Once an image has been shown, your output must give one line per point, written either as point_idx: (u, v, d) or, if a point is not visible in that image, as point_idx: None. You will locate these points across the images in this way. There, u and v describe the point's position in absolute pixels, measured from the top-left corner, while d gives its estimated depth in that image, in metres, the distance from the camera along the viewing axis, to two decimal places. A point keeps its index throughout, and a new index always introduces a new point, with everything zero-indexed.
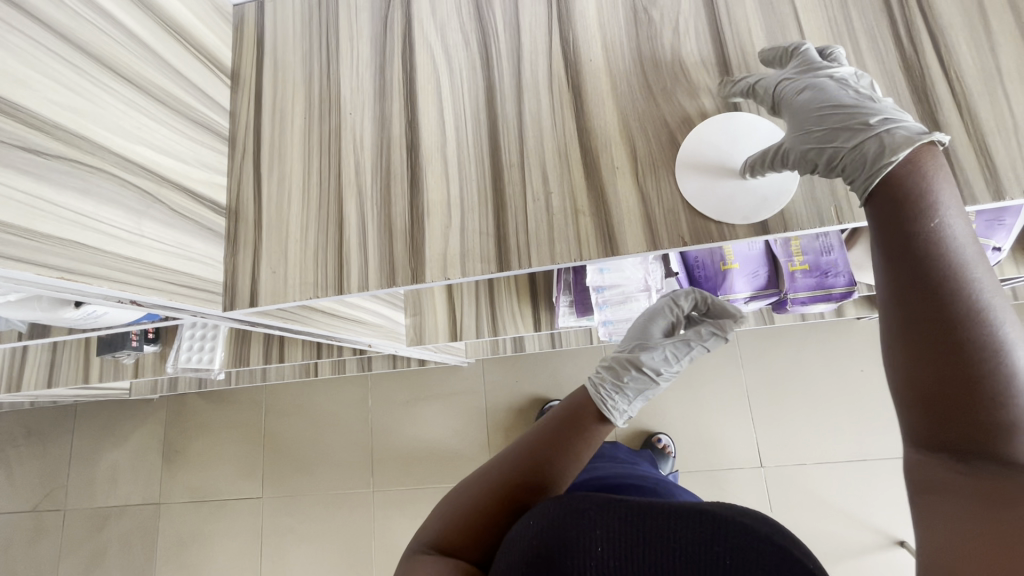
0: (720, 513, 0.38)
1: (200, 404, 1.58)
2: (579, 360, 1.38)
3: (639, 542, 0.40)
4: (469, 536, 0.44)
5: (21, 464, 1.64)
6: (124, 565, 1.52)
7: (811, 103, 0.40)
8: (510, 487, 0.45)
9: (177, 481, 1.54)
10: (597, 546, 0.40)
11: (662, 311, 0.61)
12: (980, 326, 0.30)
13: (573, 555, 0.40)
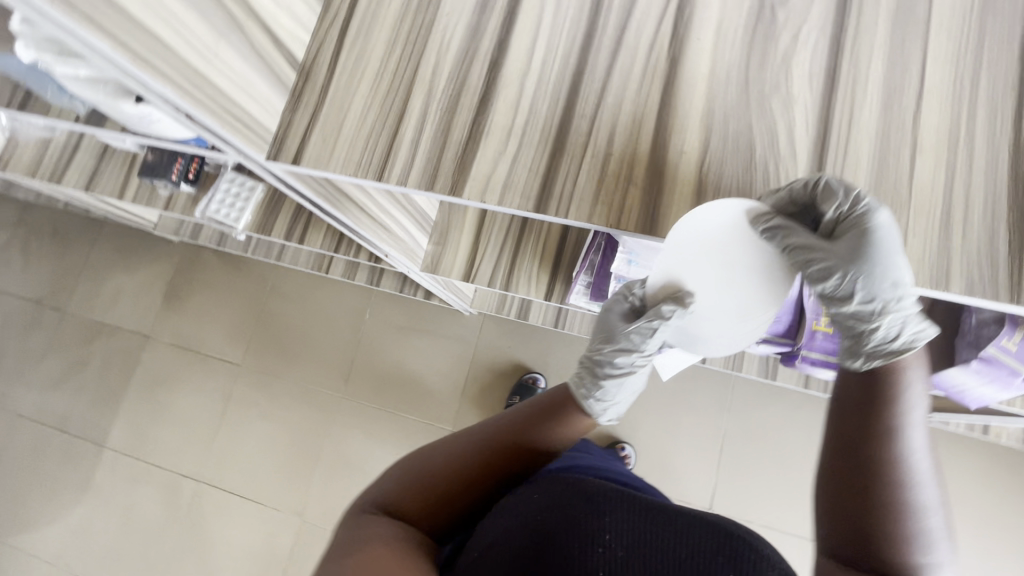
0: (730, 529, 0.39)
1: (213, 261, 1.62)
2: (576, 348, 1.38)
3: (648, 539, 0.39)
4: (422, 502, 0.46)
5: (40, 256, 1.72)
6: (99, 380, 1.59)
7: (870, 253, 0.41)
8: (474, 466, 0.47)
9: (171, 323, 1.60)
10: (605, 536, 0.39)
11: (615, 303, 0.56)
12: (897, 474, 0.41)
13: (580, 535, 0.38)
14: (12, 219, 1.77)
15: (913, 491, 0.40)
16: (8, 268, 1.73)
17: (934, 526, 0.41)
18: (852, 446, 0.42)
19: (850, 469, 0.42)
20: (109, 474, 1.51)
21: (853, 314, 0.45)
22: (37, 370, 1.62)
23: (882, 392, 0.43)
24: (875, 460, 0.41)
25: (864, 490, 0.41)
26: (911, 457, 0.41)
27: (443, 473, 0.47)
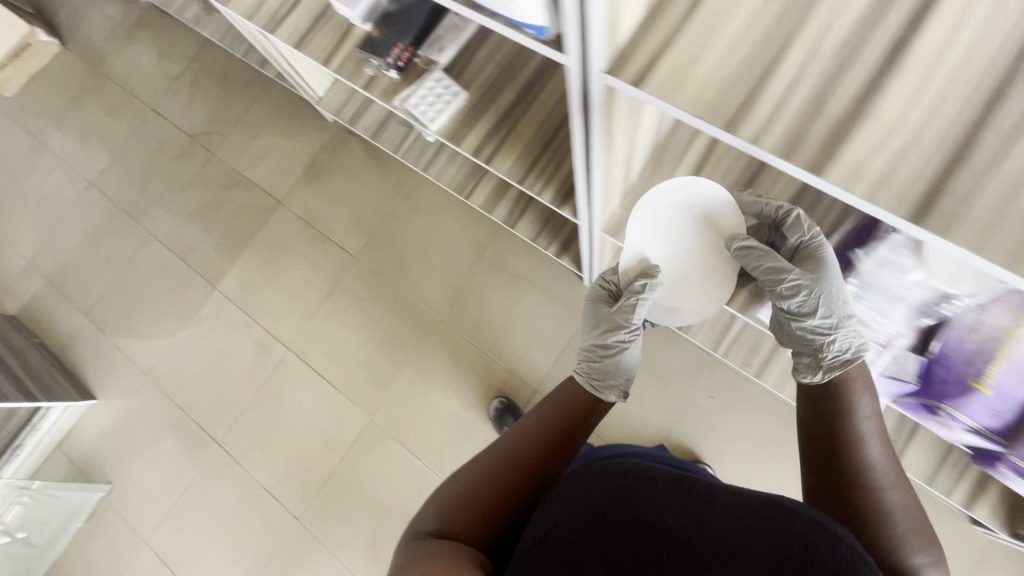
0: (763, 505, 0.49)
1: (359, 151, 1.64)
2: (686, 355, 1.34)
3: (681, 485, 0.51)
4: (463, 523, 0.68)
5: (205, 96, 1.80)
6: (227, 227, 1.67)
7: (824, 274, 0.72)
8: (493, 475, 0.72)
9: (304, 196, 1.64)
10: (646, 477, 0.52)
11: (598, 302, 0.92)
12: (860, 475, 0.63)
13: (630, 478, 0.52)
14: (189, 52, 1.85)
15: (877, 486, 0.62)
16: (174, 97, 1.82)
17: (900, 508, 0.62)
18: (829, 468, 0.64)
19: (831, 484, 0.64)
20: (212, 315, 1.60)
21: (793, 317, 0.75)
22: (176, 199, 1.72)
23: (841, 420, 0.66)
24: (845, 472, 0.63)
25: (851, 496, 0.62)
26: (872, 464, 0.63)
27: (478, 489, 0.71)
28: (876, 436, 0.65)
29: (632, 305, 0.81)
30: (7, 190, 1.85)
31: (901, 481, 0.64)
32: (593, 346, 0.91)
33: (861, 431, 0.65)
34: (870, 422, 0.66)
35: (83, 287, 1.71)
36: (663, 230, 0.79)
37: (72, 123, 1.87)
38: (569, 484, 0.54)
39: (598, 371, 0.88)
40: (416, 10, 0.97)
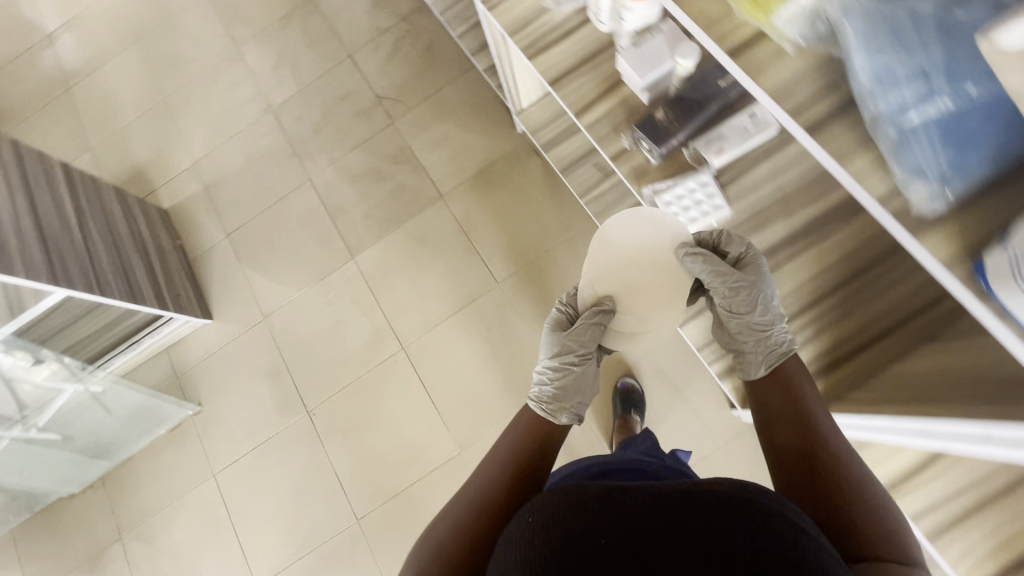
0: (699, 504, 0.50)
1: (538, 174, 1.55)
2: None
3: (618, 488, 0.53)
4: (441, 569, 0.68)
5: (404, 60, 1.74)
6: (383, 201, 1.63)
7: (761, 281, 0.79)
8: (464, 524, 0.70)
9: (466, 200, 1.58)
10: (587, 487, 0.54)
11: (551, 322, 0.94)
12: (827, 484, 0.62)
13: (577, 491, 0.54)
14: (402, 10, 1.79)
15: (848, 492, 0.61)
16: (375, 51, 1.78)
17: (872, 507, 0.60)
18: (791, 476, 0.65)
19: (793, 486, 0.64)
20: (342, 283, 1.59)
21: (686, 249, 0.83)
22: (343, 154, 1.70)
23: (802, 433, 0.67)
24: (808, 472, 0.64)
25: (811, 491, 0.62)
26: (836, 468, 0.63)
27: (452, 544, 0.69)
28: (834, 442, 0.65)
29: (587, 327, 0.85)
30: (196, 87, 1.90)
31: (863, 471, 0.63)
32: (549, 369, 0.90)
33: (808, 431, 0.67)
34: (823, 424, 0.67)
35: (233, 207, 1.74)
36: (623, 257, 0.82)
37: (272, 43, 1.88)
38: (528, 507, 0.55)
39: (558, 392, 0.87)
40: (712, 101, 0.85)
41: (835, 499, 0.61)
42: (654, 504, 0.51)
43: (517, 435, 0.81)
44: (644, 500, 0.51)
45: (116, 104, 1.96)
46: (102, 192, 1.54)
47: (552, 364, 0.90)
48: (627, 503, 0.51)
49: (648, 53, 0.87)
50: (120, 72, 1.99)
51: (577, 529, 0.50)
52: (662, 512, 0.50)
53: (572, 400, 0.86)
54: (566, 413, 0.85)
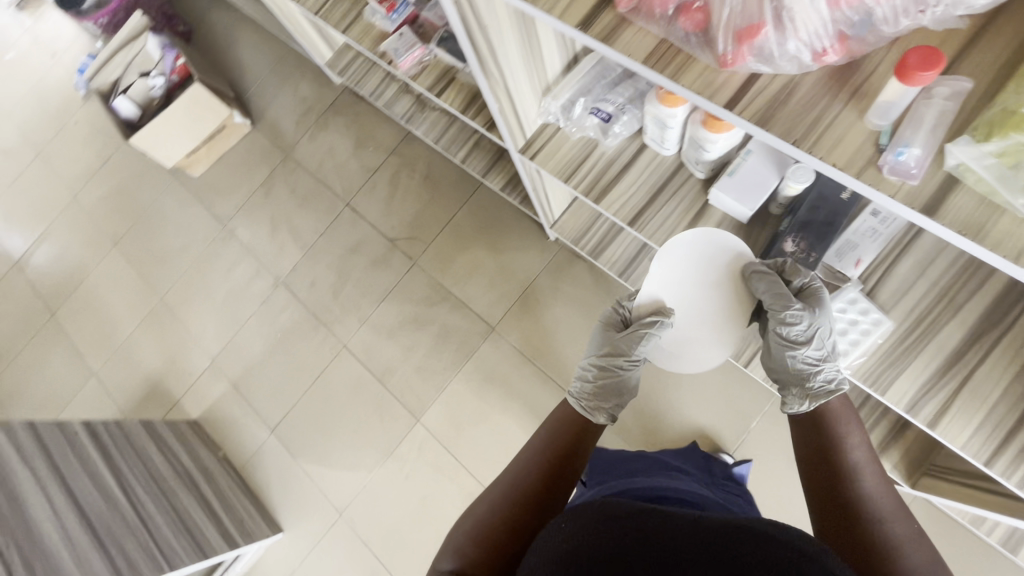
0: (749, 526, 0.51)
1: (587, 278, 1.46)
2: None
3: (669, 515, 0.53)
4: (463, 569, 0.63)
5: (406, 195, 1.66)
6: (431, 349, 1.51)
7: (820, 316, 0.73)
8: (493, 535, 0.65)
9: (520, 325, 1.47)
10: (644, 509, 0.54)
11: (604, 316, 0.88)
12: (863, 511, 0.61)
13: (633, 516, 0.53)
14: (388, 144, 1.72)
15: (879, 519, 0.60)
16: (372, 194, 1.69)
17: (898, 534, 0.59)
18: (826, 498, 0.64)
19: (831, 508, 0.63)
20: (415, 451, 1.45)
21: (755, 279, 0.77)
22: (373, 309, 1.59)
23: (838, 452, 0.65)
24: (844, 502, 0.62)
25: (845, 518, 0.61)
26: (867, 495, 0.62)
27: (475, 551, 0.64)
28: (870, 467, 0.64)
29: (638, 334, 0.80)
30: (193, 278, 1.78)
31: (901, 510, 0.61)
32: (591, 364, 0.86)
33: (852, 460, 0.64)
34: (865, 456, 0.65)
35: (270, 398, 1.59)
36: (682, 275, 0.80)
37: (261, 212, 1.78)
38: (576, 507, 0.56)
39: (597, 390, 0.82)
40: (841, 217, 0.77)
41: (868, 530, 0.60)
42: (695, 527, 0.52)
43: (552, 426, 0.76)
44: (680, 524, 0.52)
45: (109, 318, 1.81)
46: (131, 431, 1.39)
47: (596, 362, 0.84)
48: (658, 528, 0.52)
49: (747, 179, 0.79)
50: (105, 283, 1.85)
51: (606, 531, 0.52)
52: (701, 532, 0.51)
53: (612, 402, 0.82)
54: (603, 415, 0.80)
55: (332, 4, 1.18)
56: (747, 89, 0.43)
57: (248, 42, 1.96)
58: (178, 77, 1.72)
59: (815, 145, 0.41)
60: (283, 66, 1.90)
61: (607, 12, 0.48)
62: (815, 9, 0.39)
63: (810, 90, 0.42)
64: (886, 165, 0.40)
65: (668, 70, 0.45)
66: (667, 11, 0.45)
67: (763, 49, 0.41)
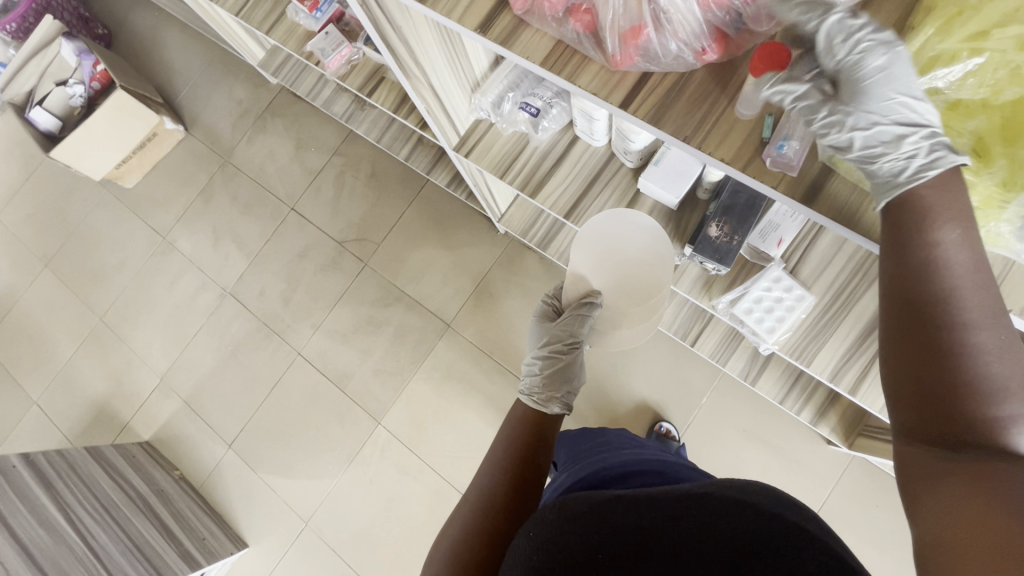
0: (732, 498, 0.45)
1: (539, 269, 1.46)
2: None
3: (637, 508, 0.47)
4: None
5: (353, 195, 1.63)
6: (388, 350, 1.50)
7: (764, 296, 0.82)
8: (463, 559, 0.57)
9: (476, 320, 1.47)
10: (612, 507, 0.48)
11: (540, 313, 0.88)
12: (954, 348, 0.39)
13: (600, 514, 0.47)
14: (330, 144, 1.68)
15: (971, 355, 0.39)
16: (318, 195, 1.66)
17: (1001, 367, 0.39)
18: (903, 339, 0.41)
19: (905, 353, 0.41)
20: (378, 453, 1.44)
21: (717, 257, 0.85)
22: (327, 315, 1.56)
23: (926, 267, 0.39)
24: (926, 332, 0.40)
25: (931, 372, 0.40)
26: (962, 318, 0.39)
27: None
28: (968, 276, 0.39)
29: (574, 317, 0.81)
30: (134, 294, 1.70)
31: (1002, 329, 0.39)
32: (536, 361, 0.84)
33: (955, 290, 0.39)
34: (973, 274, 0.39)
35: (227, 414, 1.55)
36: (610, 252, 0.81)
37: (201, 222, 1.71)
38: (532, 517, 0.51)
39: (547, 381, 0.79)
40: (759, 203, 0.79)
41: (955, 369, 0.39)
42: (679, 516, 0.45)
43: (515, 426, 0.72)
44: (647, 509, 0.46)
45: (46, 343, 1.72)
46: (75, 460, 1.33)
47: (540, 353, 0.83)
48: (628, 533, 0.45)
49: (672, 168, 0.81)
50: (39, 306, 1.75)
51: (574, 537, 0.46)
52: (685, 521, 0.44)
53: (559, 380, 0.79)
54: (557, 396, 0.78)
55: (252, 4, 1.14)
56: (639, 88, 0.44)
57: (175, 43, 1.87)
58: (99, 84, 1.64)
59: (704, 140, 0.43)
60: (214, 67, 1.83)
61: (504, 15, 0.48)
62: (689, 9, 0.41)
63: (698, 86, 0.44)
64: (768, 157, 0.43)
65: (564, 72, 0.46)
66: (558, 13, 0.45)
67: (648, 50, 0.43)
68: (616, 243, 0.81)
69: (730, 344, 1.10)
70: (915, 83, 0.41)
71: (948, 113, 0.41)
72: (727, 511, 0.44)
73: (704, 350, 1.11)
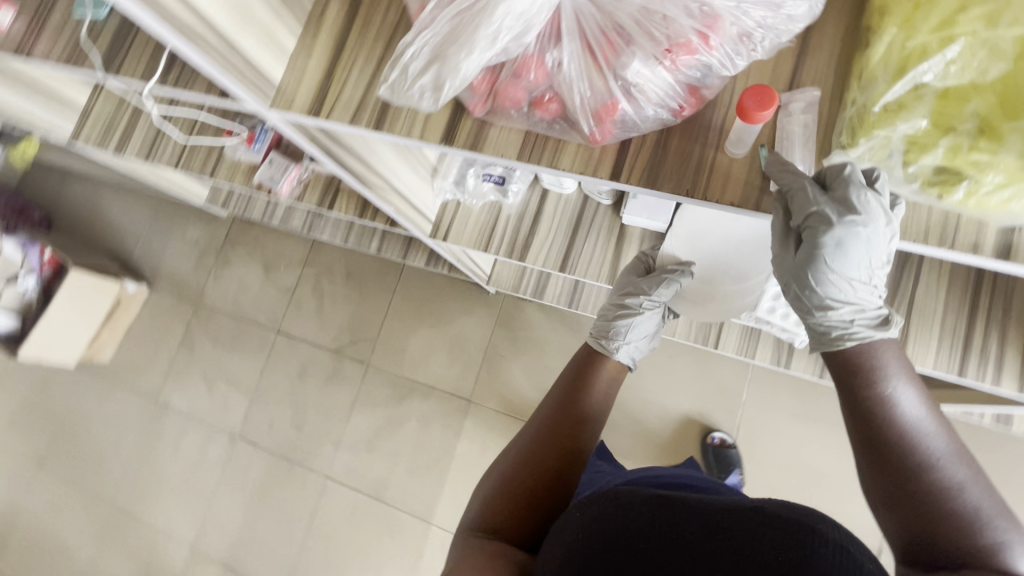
0: (775, 511, 0.39)
1: (540, 317, 1.44)
2: None
3: (691, 508, 0.41)
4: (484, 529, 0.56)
5: (335, 300, 1.59)
6: (417, 444, 1.44)
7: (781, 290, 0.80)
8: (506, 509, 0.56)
9: (495, 386, 1.43)
10: (678, 505, 0.42)
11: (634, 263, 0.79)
12: (918, 456, 0.43)
13: (661, 514, 0.41)
14: (297, 258, 1.65)
15: (934, 461, 0.43)
16: (300, 311, 1.62)
17: (965, 479, 0.42)
18: (880, 483, 0.44)
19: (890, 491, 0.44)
20: (438, 555, 1.36)
21: None
22: (343, 428, 1.50)
23: (872, 381, 0.45)
24: (892, 447, 0.44)
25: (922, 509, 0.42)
26: (914, 427, 0.44)
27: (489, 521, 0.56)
28: (913, 394, 0.45)
29: (662, 278, 0.74)
30: (140, 468, 1.62)
31: (958, 450, 0.43)
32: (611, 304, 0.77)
33: (903, 411, 0.44)
34: (916, 396, 0.45)
35: (269, 563, 1.46)
36: (714, 235, 0.78)
37: (189, 372, 1.65)
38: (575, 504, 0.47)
39: (614, 327, 0.74)
40: None
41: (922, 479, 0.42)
42: (729, 511, 0.40)
43: (563, 401, 0.66)
44: (706, 506, 0.41)
45: (61, 548, 1.61)
46: None
47: (614, 299, 0.77)
48: (681, 529, 0.40)
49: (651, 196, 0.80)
50: (44, 511, 1.65)
51: (617, 532, 0.42)
52: (730, 526, 0.39)
53: (630, 331, 0.73)
54: (620, 350, 0.73)
55: (188, 154, 1.12)
56: (623, 157, 0.43)
57: (118, 205, 1.85)
58: (50, 269, 1.57)
59: (707, 190, 0.42)
60: (163, 216, 1.81)
61: (465, 120, 0.47)
62: (659, 76, 0.37)
63: (680, 138, 0.43)
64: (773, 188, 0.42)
65: (542, 160, 0.45)
66: (521, 106, 0.43)
67: (626, 121, 0.40)
68: (725, 228, 0.77)
69: (753, 337, 1.08)
70: (894, 89, 0.36)
71: (939, 103, 0.36)
72: (779, 527, 0.38)
73: (729, 348, 1.09)
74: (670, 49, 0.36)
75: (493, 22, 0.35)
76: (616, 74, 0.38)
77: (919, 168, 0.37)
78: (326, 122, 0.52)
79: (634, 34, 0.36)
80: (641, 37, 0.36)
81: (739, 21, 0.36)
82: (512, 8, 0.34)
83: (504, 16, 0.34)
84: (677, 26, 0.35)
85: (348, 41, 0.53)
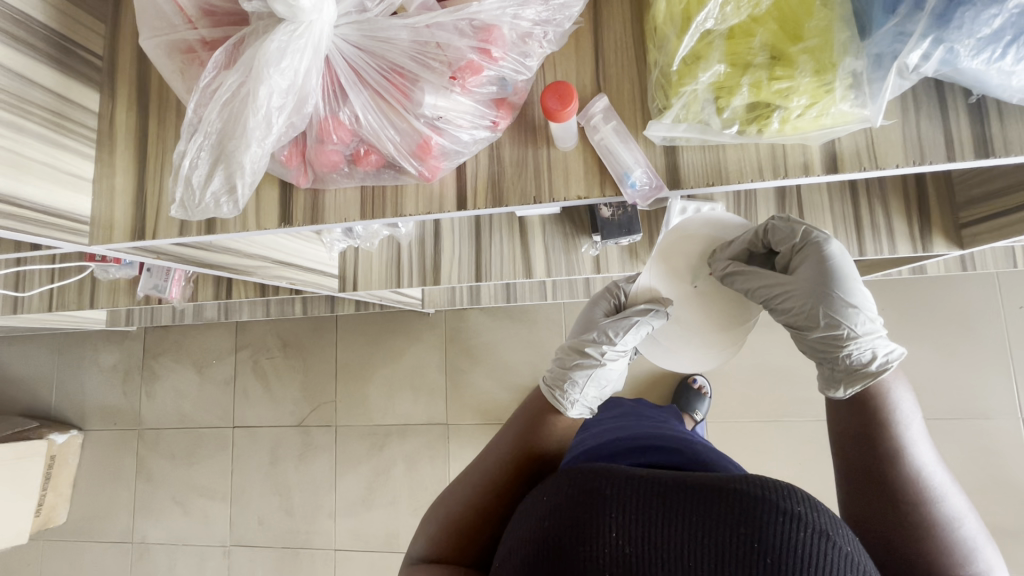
0: (752, 500, 0.40)
1: (485, 320, 1.43)
2: (979, 289, 1.16)
3: (667, 513, 0.41)
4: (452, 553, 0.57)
5: (279, 375, 1.52)
6: (413, 484, 1.42)
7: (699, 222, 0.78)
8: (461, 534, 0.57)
9: (466, 401, 1.41)
10: (659, 507, 0.41)
11: (603, 299, 0.70)
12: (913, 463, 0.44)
13: (640, 520, 0.41)
14: (226, 346, 1.57)
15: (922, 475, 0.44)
16: (248, 398, 1.54)
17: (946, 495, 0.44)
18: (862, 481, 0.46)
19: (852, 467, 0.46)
20: None
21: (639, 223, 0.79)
22: (334, 496, 1.45)
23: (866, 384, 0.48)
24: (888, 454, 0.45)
25: (880, 497, 0.44)
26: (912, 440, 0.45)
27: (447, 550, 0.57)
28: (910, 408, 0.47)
29: (629, 320, 0.64)
30: None
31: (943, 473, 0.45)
32: (569, 350, 0.67)
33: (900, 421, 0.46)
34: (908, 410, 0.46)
35: None
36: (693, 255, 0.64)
37: (158, 501, 1.55)
38: (542, 493, 0.47)
39: (566, 375, 0.64)
40: None
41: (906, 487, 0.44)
42: (699, 510, 0.40)
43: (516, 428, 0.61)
44: (681, 506, 0.41)
45: None
46: None
47: (574, 344, 0.66)
48: (665, 536, 0.40)
49: None
50: None
51: (585, 522, 0.42)
52: (701, 528, 0.40)
53: (589, 381, 0.64)
54: (577, 405, 0.63)
55: (58, 290, 1.03)
56: (463, 182, 0.42)
57: (14, 358, 1.70)
58: None
59: (552, 191, 0.41)
60: (69, 353, 1.68)
61: (296, 194, 0.44)
62: (458, 102, 0.36)
63: (511, 144, 0.41)
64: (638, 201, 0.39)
65: (387, 210, 0.43)
66: (341, 167, 0.41)
67: (445, 152, 0.38)
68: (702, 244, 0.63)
69: None
70: (684, 42, 0.36)
71: (728, 44, 0.36)
72: (758, 519, 0.39)
73: None
74: (454, 75, 0.34)
75: (260, 106, 0.32)
76: (415, 113, 0.36)
77: (732, 111, 0.37)
78: (156, 239, 0.48)
79: (416, 70, 0.35)
80: (425, 70, 0.35)
81: (515, 25, 0.35)
82: (273, 86, 0.32)
83: (269, 96, 0.32)
84: (454, 49, 0.34)
85: (150, 146, 0.49)
